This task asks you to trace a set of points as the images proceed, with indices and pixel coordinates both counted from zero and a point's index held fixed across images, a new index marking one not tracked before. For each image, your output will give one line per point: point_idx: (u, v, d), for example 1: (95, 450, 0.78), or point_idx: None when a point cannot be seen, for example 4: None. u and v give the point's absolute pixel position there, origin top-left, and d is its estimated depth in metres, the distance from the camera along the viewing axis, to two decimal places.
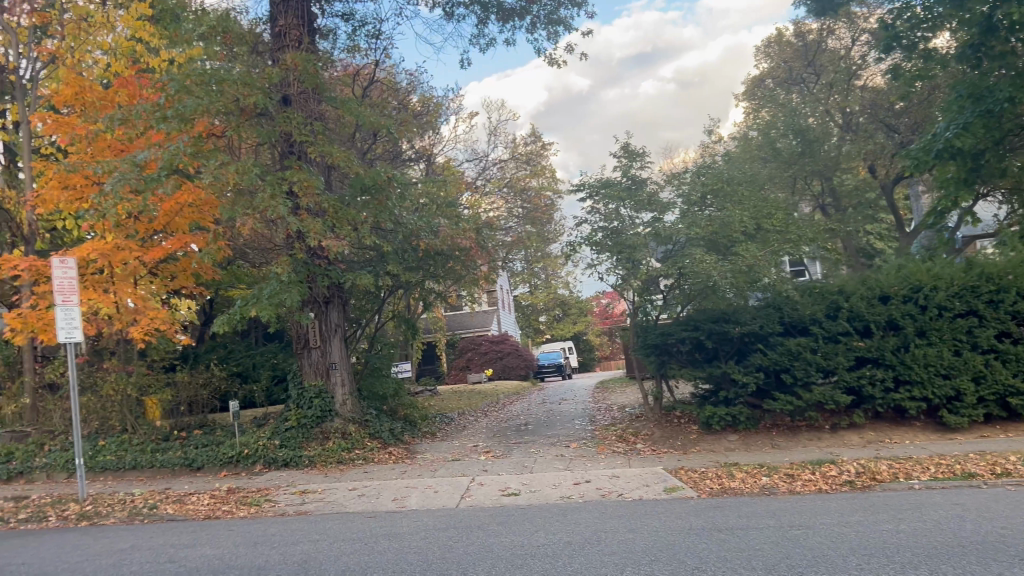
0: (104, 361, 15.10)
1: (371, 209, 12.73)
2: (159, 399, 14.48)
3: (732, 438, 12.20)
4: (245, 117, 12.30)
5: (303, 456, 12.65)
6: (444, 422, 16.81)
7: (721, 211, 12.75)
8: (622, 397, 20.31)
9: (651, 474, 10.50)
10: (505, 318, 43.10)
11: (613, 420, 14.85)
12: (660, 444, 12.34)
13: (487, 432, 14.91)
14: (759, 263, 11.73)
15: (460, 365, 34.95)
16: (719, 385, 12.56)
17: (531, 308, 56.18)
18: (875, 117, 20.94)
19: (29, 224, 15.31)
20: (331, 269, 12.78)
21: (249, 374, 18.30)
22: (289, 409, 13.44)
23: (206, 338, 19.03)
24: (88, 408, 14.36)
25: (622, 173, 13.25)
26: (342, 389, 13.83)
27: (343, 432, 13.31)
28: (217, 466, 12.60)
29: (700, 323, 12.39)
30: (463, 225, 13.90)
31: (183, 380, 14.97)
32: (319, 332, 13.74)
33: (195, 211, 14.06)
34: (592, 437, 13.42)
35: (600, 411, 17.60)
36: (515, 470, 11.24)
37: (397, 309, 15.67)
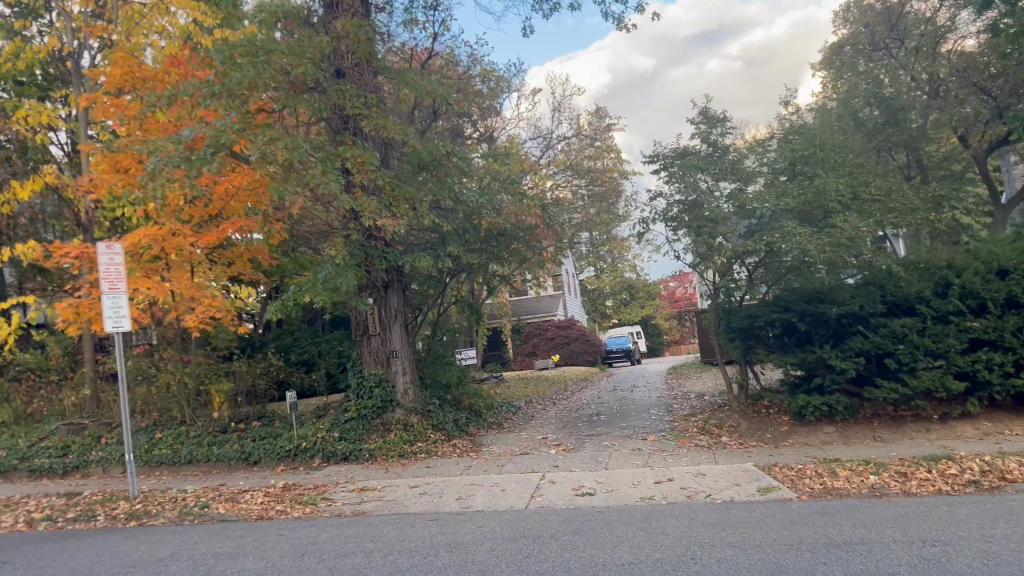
0: (163, 350, 14.72)
1: (429, 187, 11.90)
2: (223, 391, 13.98)
3: (829, 430, 11.08)
4: (295, 92, 11.64)
5: (363, 449, 11.95)
6: (511, 412, 15.99)
7: (813, 178, 11.57)
8: (699, 384, 19.20)
9: (741, 472, 9.47)
10: (572, 303, 42.19)
11: (693, 410, 13.83)
12: (748, 437, 11.29)
13: (557, 423, 14.03)
14: (860, 235, 10.60)
15: (527, 352, 34.16)
16: (813, 372, 11.44)
17: (598, 293, 55.08)
18: (967, 81, 18.96)
19: (87, 211, 15.04)
20: (388, 251, 12.01)
21: (315, 363, 17.91)
22: (349, 400, 12.82)
23: (272, 326, 18.65)
24: (148, 400, 14.14)
25: (702, 140, 12.20)
26: (403, 377, 13.10)
27: (405, 424, 12.57)
28: (274, 461, 12.04)
29: (792, 304, 11.28)
30: (528, 201, 12.98)
31: (241, 369, 14.35)
32: (379, 318, 13.04)
33: (250, 194, 13.48)
34: (671, 429, 12.43)
35: (678, 399, 16.54)
36: (590, 466, 10.34)
37: (461, 293, 14.86)
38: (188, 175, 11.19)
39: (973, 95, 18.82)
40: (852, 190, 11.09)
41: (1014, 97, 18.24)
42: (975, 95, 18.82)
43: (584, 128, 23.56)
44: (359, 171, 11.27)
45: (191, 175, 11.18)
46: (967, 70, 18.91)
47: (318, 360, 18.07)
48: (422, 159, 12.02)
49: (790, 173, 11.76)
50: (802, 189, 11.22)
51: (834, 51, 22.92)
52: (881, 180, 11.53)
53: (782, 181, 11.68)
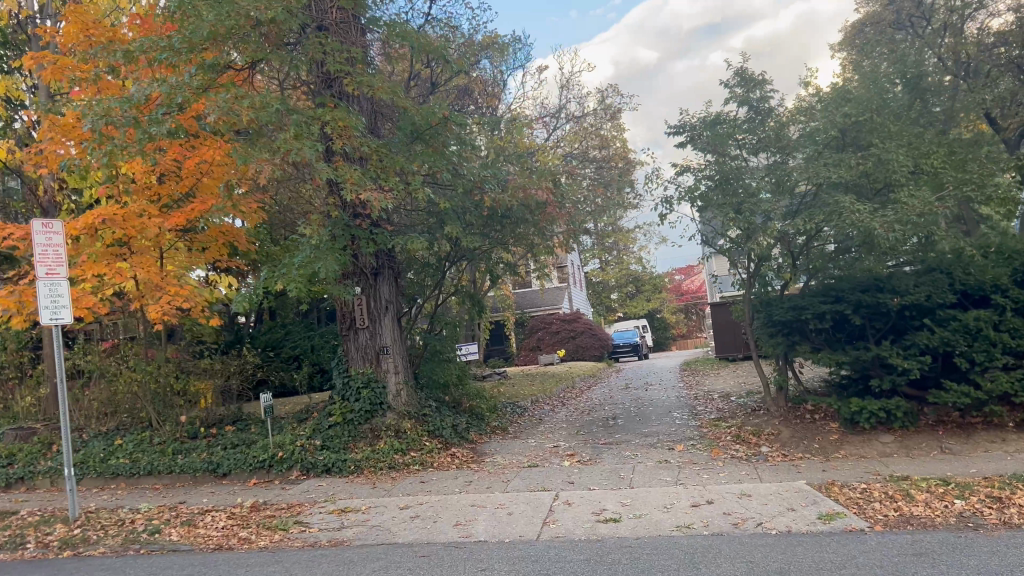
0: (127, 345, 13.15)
1: (422, 157, 10.32)
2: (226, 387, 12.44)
3: (887, 440, 9.54)
4: (269, 45, 10.05)
5: (347, 460, 10.40)
6: (515, 414, 14.46)
7: (867, 150, 9.91)
8: (719, 383, 17.61)
9: (793, 494, 7.92)
10: (578, 295, 40.56)
11: (722, 413, 12.32)
12: (792, 448, 9.77)
13: (569, 428, 12.49)
14: (930, 211, 8.95)
15: (531, 346, 32.61)
16: (866, 373, 9.89)
17: (603, 286, 53.49)
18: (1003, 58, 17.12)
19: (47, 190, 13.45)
20: (375, 232, 10.44)
21: (306, 358, 16.61)
22: (333, 403, 11.29)
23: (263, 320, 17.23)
24: (112, 401, 12.62)
25: (740, 104, 10.65)
26: (395, 377, 11.55)
27: (396, 430, 11.00)
28: (246, 472, 10.50)
29: (844, 294, 9.71)
30: (536, 174, 11.35)
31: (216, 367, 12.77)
32: (368, 310, 11.49)
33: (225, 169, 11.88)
34: (700, 436, 10.89)
35: (703, 399, 14.99)
36: (612, 484, 8.80)
37: (463, 284, 13.30)
38: (141, 140, 9.62)
39: (1008, 73, 16.93)
40: (917, 163, 9.46)
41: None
42: (1013, 73, 16.85)
43: (593, 109, 21.90)
44: (340, 136, 9.68)
45: (143, 142, 9.59)
46: (1008, 45, 16.86)
47: (310, 355, 16.72)
48: (415, 125, 10.44)
49: (839, 143, 10.14)
50: (858, 158, 9.59)
51: (853, 32, 20.08)
52: (946, 150, 9.88)
53: (831, 153, 10.03)
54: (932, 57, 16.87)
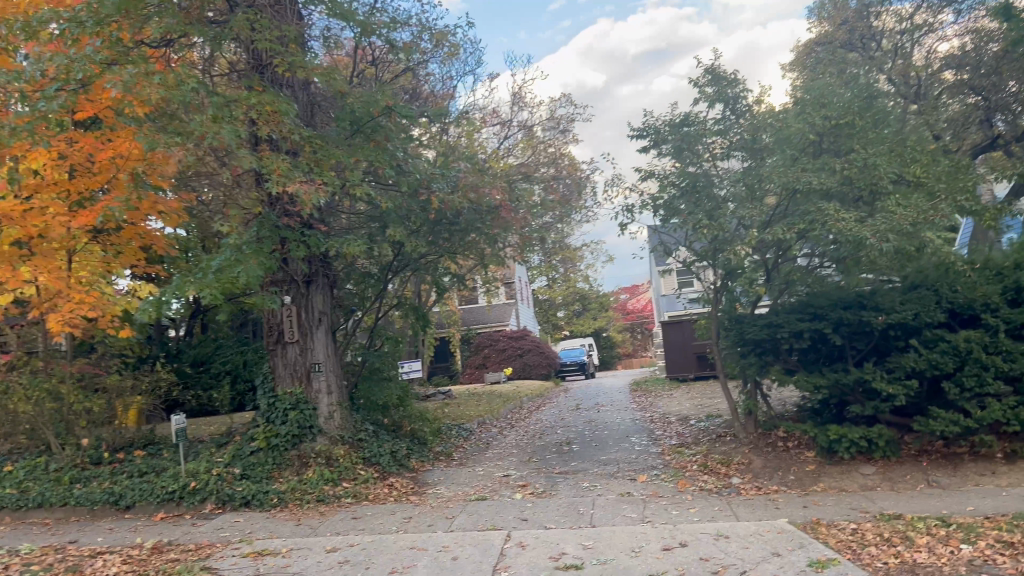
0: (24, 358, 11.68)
1: (362, 151, 9.25)
2: (139, 404, 11.11)
3: (868, 472, 8.72)
4: (189, 18, 8.84)
5: (270, 492, 9.19)
6: (461, 438, 13.36)
7: (846, 155, 9.15)
8: (675, 405, 16.78)
9: (777, 535, 6.99)
10: (525, 312, 39.64)
11: (686, 439, 11.42)
12: (765, 479, 8.89)
13: (519, 454, 11.45)
14: (919, 221, 8.18)
15: (477, 364, 31.48)
16: (844, 398, 9.08)
17: (550, 303, 52.69)
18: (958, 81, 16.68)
19: None
20: (307, 235, 9.31)
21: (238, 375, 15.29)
22: (256, 426, 10.07)
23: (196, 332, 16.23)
24: None
25: (710, 103, 9.92)
26: (328, 398, 10.41)
27: (326, 457, 9.84)
28: (152, 506, 9.20)
29: (823, 311, 8.88)
30: (489, 175, 10.35)
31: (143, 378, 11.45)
32: (298, 323, 10.37)
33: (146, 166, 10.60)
34: (664, 465, 9.93)
35: (660, 422, 14.12)
36: (570, 522, 7.76)
37: (407, 295, 12.22)
38: (33, 122, 8.33)
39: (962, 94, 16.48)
40: (900, 171, 8.73)
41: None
42: (963, 95, 15.96)
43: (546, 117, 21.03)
44: (267, 122, 8.57)
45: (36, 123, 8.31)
46: (959, 67, 16.15)
47: (242, 372, 15.38)
48: (355, 115, 9.39)
49: (817, 148, 9.35)
50: (840, 162, 8.79)
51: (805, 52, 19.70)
52: (929, 158, 9.18)
53: (808, 158, 9.22)
54: (884, 77, 16.53)
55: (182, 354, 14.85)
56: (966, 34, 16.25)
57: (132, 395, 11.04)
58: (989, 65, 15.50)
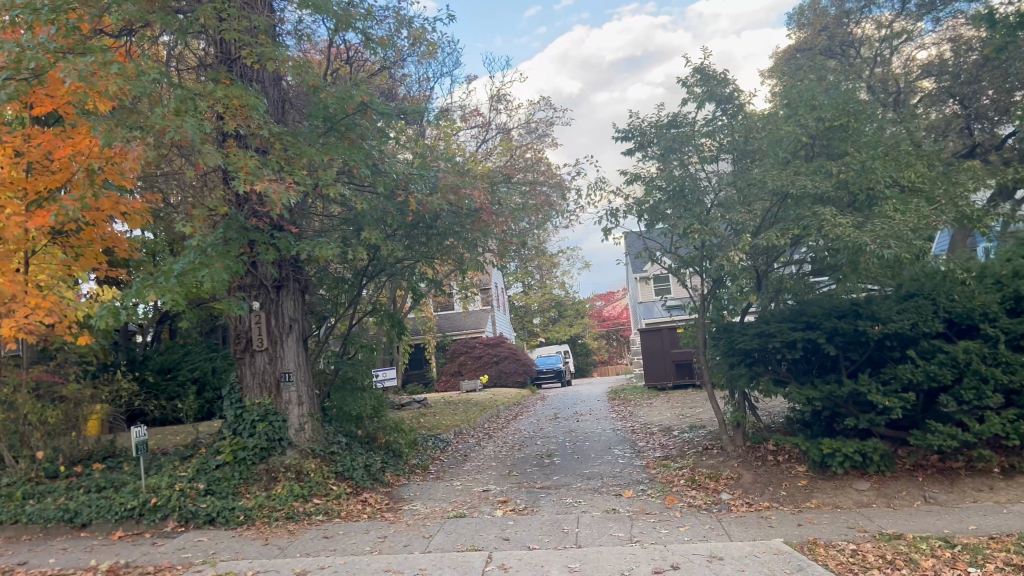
0: None
1: (335, 149, 8.80)
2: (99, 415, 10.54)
3: (863, 487, 8.39)
4: (152, 6, 8.37)
5: (236, 509, 8.68)
6: (437, 449, 12.90)
7: (840, 158, 8.84)
8: (656, 414, 16.42)
9: (774, 557, 6.61)
10: (501, 319, 39.14)
11: (671, 451, 11.04)
12: (757, 495, 8.53)
13: (499, 467, 11.02)
14: (917, 227, 7.87)
15: (452, 371, 30.96)
16: (837, 410, 8.75)
17: (525, 310, 52.26)
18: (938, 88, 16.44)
19: None
20: (277, 237, 8.84)
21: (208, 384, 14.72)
22: (222, 439, 9.56)
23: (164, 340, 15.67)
24: None
25: (699, 103, 9.59)
26: (298, 409, 9.93)
27: (296, 471, 9.35)
28: (109, 524, 8.64)
29: (817, 320, 8.55)
30: (469, 176, 9.92)
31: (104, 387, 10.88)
32: (267, 330, 9.88)
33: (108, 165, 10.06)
34: (651, 479, 9.54)
35: (642, 433, 13.75)
36: (555, 542, 7.34)
37: (382, 301, 11.75)
38: None
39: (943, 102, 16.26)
40: (896, 176, 8.45)
41: (1002, 116, 15.13)
42: (942, 104, 15.92)
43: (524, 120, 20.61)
44: (234, 117, 8.12)
45: None
46: (940, 74, 15.96)
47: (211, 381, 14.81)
48: (328, 112, 8.96)
49: (808, 152, 9.05)
50: (836, 165, 8.47)
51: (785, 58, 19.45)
52: (922, 164, 8.91)
53: (799, 162, 8.91)
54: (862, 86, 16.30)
55: (148, 359, 14.39)
56: (944, 43, 16.12)
57: (90, 405, 10.38)
58: (969, 73, 15.37)
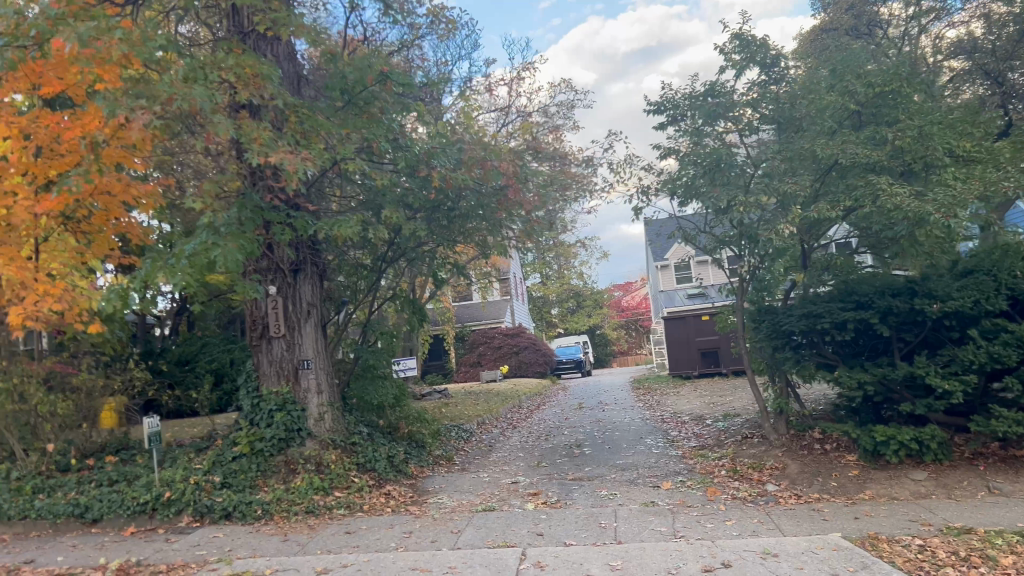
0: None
1: (353, 123, 8.33)
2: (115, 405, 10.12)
3: (920, 477, 7.85)
4: None
5: (253, 502, 8.24)
6: (461, 440, 12.44)
7: (890, 126, 8.28)
8: (685, 404, 15.89)
9: (834, 553, 6.09)
10: (520, 310, 38.67)
11: (707, 441, 10.52)
12: (805, 486, 8.00)
13: (526, 459, 10.54)
14: (980, 196, 7.29)
15: (471, 361, 30.57)
16: (890, 396, 8.21)
17: (544, 300, 51.76)
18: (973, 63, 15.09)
19: None
20: (293, 216, 8.39)
21: (226, 374, 14.35)
22: (239, 430, 9.14)
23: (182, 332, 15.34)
24: None
25: (736, 71, 9.08)
26: (318, 398, 9.50)
27: (316, 463, 8.91)
28: (121, 519, 8.23)
29: (868, 299, 8.00)
30: (494, 151, 9.42)
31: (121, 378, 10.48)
32: (284, 316, 9.44)
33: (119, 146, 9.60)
34: (689, 470, 9.03)
35: (673, 422, 13.24)
36: (593, 537, 6.85)
37: (401, 286, 11.31)
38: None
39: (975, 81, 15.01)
40: (954, 145, 7.90)
41: None
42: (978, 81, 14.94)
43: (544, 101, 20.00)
44: (247, 86, 7.71)
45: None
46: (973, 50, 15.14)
47: (230, 371, 14.44)
48: (345, 84, 8.52)
49: (856, 121, 8.48)
50: (889, 132, 7.95)
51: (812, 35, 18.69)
52: (979, 132, 8.31)
53: (847, 131, 8.38)
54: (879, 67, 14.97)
55: (166, 351, 14.30)
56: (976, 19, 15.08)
57: (103, 397, 9.99)
58: (1009, 47, 14.58)
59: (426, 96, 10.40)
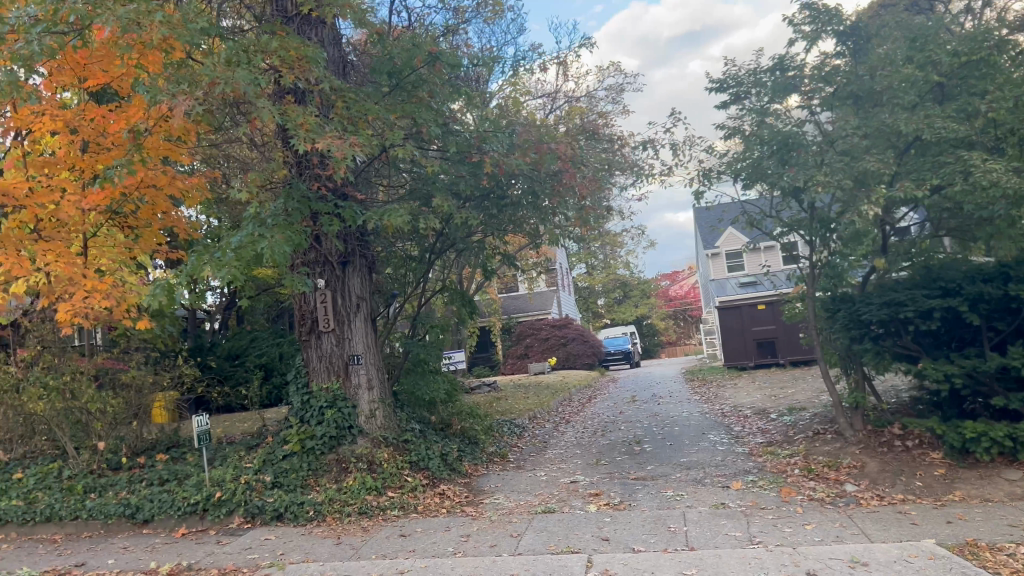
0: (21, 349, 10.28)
1: (402, 107, 8.00)
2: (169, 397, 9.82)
3: (1015, 476, 7.26)
4: None
5: (305, 503, 7.96)
6: (514, 436, 12.08)
7: (975, 96, 7.72)
8: (744, 396, 15.33)
9: (931, 562, 5.58)
10: (566, 301, 38.25)
11: (775, 437, 10.01)
12: (888, 487, 7.45)
13: (584, 456, 10.13)
14: None
15: (518, 354, 30.29)
16: (979, 389, 7.63)
17: (590, 291, 51.18)
18: None
19: None
20: (341, 207, 8.09)
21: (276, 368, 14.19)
22: (289, 427, 8.90)
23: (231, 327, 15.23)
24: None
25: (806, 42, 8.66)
26: (369, 394, 9.19)
27: (368, 462, 8.60)
28: (172, 520, 8.03)
29: (955, 284, 7.43)
30: (547, 135, 9.01)
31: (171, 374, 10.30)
32: (334, 310, 9.16)
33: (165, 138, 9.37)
34: (760, 468, 8.54)
35: (734, 416, 12.72)
36: (663, 542, 6.42)
37: (450, 278, 10.97)
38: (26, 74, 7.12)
39: None
40: None
41: None
42: None
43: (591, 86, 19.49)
44: (292, 70, 7.44)
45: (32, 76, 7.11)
46: None
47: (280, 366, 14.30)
48: (393, 66, 8.20)
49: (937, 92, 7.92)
50: (984, 103, 7.45)
51: None
52: None
53: (929, 104, 7.84)
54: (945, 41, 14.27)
55: (216, 347, 14.18)
56: None
57: (153, 394, 9.82)
58: None
59: (474, 80, 10.02)
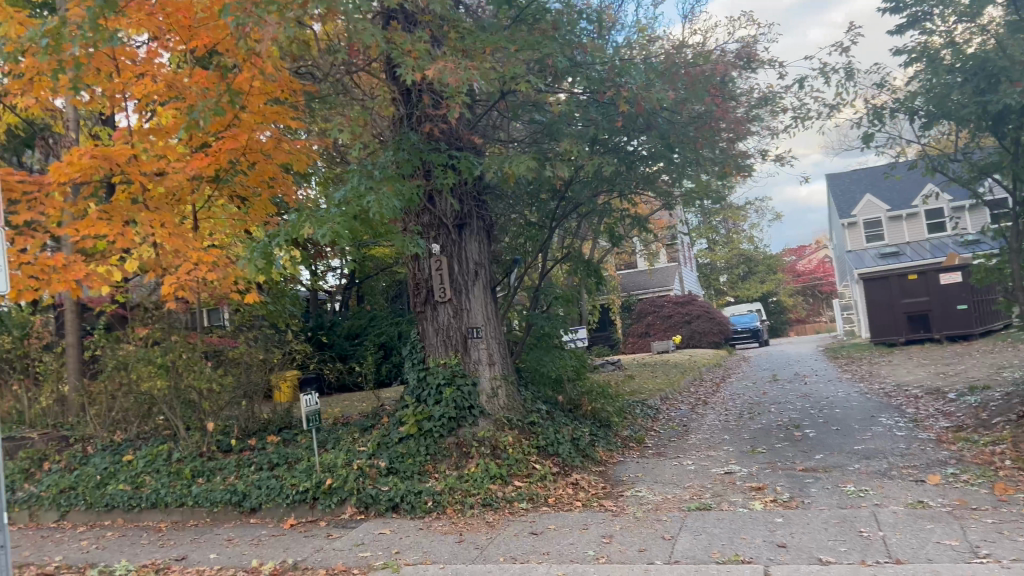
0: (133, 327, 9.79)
1: (524, 39, 7.02)
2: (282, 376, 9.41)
3: None
4: None
5: (422, 493, 7.08)
6: (649, 419, 10.91)
7: None
8: (906, 375, 13.59)
9: None
10: (689, 277, 36.46)
11: (964, 422, 8.47)
12: None
13: (734, 442, 8.89)
14: None
15: (639, 332, 28.93)
16: None
17: (712, 267, 48.92)
18: None
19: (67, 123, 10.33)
20: (457, 158, 7.20)
21: (395, 346, 13.56)
22: (405, 408, 8.06)
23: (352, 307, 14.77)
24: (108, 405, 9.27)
25: None
26: (490, 370, 8.25)
27: (492, 447, 7.67)
28: (281, 509, 7.32)
29: None
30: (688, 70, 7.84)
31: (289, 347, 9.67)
32: (451, 278, 8.25)
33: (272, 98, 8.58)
34: (957, 460, 7.07)
35: (901, 397, 11.14)
36: (857, 552, 5.16)
37: (574, 246, 9.92)
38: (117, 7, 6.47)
39: None
40: None
41: None
42: None
43: None
44: None
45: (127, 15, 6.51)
46: None
47: (400, 344, 13.65)
48: None
49: None
50: None
51: None
52: None
53: None
54: None
55: (334, 325, 13.67)
56: None
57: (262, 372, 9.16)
58: None
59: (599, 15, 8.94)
